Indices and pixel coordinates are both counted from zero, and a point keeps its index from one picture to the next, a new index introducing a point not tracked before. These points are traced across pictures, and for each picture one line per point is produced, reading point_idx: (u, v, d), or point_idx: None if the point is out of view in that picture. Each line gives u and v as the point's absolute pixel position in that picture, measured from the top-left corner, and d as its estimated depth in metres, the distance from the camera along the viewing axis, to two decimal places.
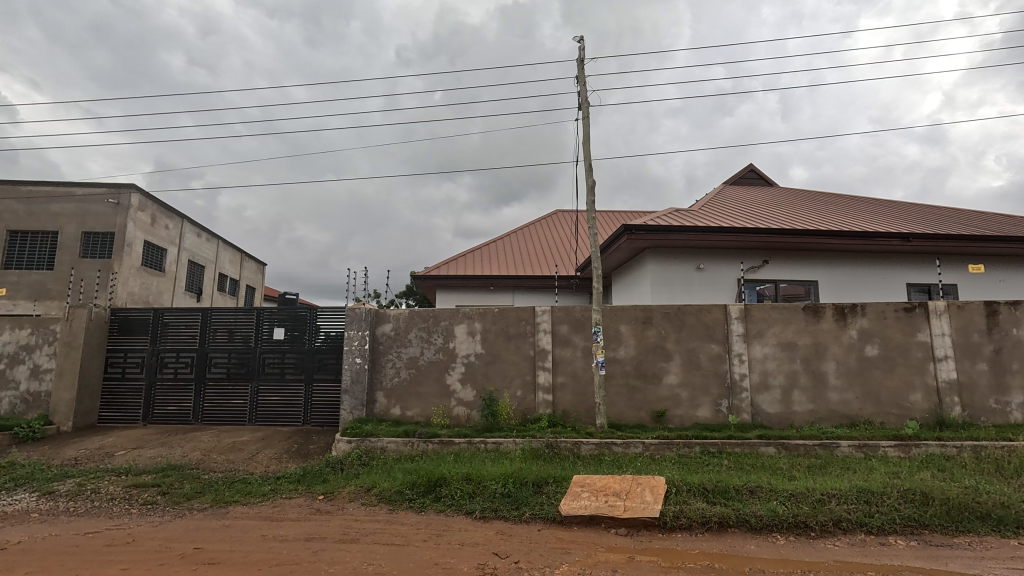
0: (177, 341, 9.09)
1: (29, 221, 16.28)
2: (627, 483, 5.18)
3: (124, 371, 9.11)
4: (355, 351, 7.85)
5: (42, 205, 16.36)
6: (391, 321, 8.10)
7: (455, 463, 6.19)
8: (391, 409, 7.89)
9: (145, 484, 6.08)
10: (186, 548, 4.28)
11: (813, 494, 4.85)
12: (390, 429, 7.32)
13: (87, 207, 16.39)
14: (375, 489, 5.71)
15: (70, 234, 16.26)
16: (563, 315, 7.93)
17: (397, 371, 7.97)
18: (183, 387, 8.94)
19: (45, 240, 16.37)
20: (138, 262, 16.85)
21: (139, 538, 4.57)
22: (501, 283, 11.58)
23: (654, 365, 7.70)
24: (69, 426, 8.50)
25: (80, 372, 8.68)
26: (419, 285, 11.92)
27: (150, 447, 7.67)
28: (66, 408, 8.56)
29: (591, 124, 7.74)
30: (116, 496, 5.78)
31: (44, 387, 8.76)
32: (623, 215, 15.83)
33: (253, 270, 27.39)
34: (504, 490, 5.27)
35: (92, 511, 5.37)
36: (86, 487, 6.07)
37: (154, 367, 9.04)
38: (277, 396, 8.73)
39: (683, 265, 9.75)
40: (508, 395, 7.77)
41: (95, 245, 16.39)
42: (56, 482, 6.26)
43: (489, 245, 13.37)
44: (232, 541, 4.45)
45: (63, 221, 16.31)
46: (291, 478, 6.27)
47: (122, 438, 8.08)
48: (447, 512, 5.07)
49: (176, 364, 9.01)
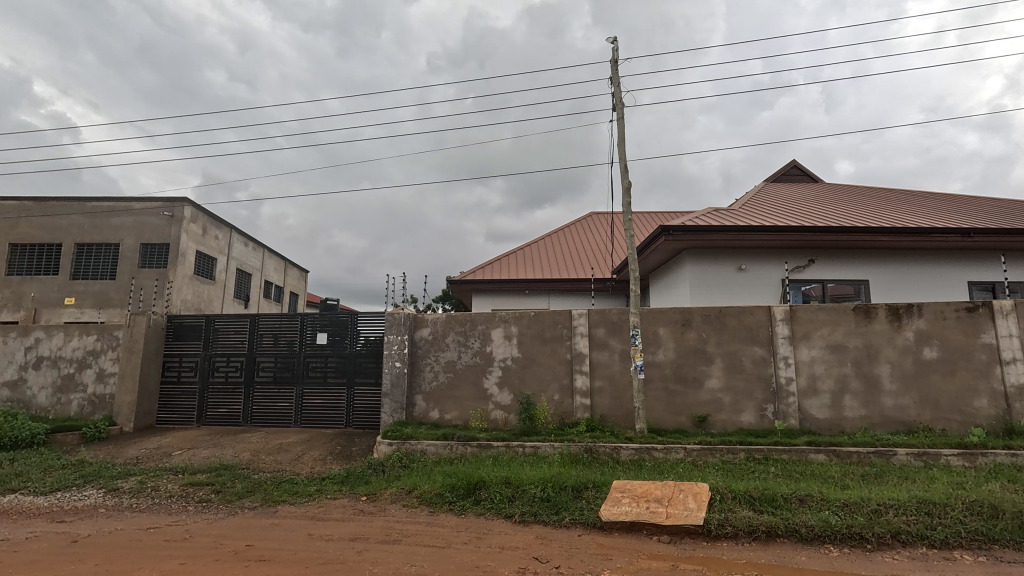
0: (227, 347, 9.52)
1: (93, 235, 17.38)
2: (669, 489, 5.07)
3: (179, 374, 9.60)
4: (394, 355, 8.02)
5: (105, 218, 17.44)
6: (428, 325, 8.23)
7: (494, 467, 6.21)
8: (430, 412, 8.00)
9: (200, 482, 6.39)
10: (239, 545, 4.46)
11: (868, 504, 4.62)
12: (430, 432, 7.42)
13: (144, 220, 17.39)
14: (415, 491, 5.80)
15: (129, 245, 17.28)
16: (600, 317, 7.85)
17: (435, 375, 8.08)
18: (233, 391, 9.34)
19: (106, 252, 17.42)
20: (190, 271, 17.73)
21: (194, 534, 4.79)
22: (536, 286, 11.57)
23: (695, 369, 7.52)
24: (130, 427, 9.01)
25: (140, 375, 9.19)
26: (455, 290, 12.07)
27: (204, 447, 8.04)
28: (128, 409, 9.08)
29: (625, 124, 7.66)
30: (174, 494, 6.10)
31: (109, 390, 9.33)
32: (659, 215, 15.57)
33: (296, 277, 28.35)
34: (543, 494, 5.26)
35: (153, 508, 5.68)
36: (146, 485, 6.42)
37: (207, 371, 9.49)
38: (320, 399, 9.00)
39: (723, 266, 9.51)
40: (545, 398, 7.75)
41: (151, 255, 17.33)
42: (120, 479, 6.66)
43: (523, 249, 13.37)
44: (282, 539, 4.60)
45: (123, 234, 17.34)
46: (334, 479, 6.44)
47: (178, 439, 8.49)
48: (487, 515, 5.10)
49: (227, 368, 9.43)
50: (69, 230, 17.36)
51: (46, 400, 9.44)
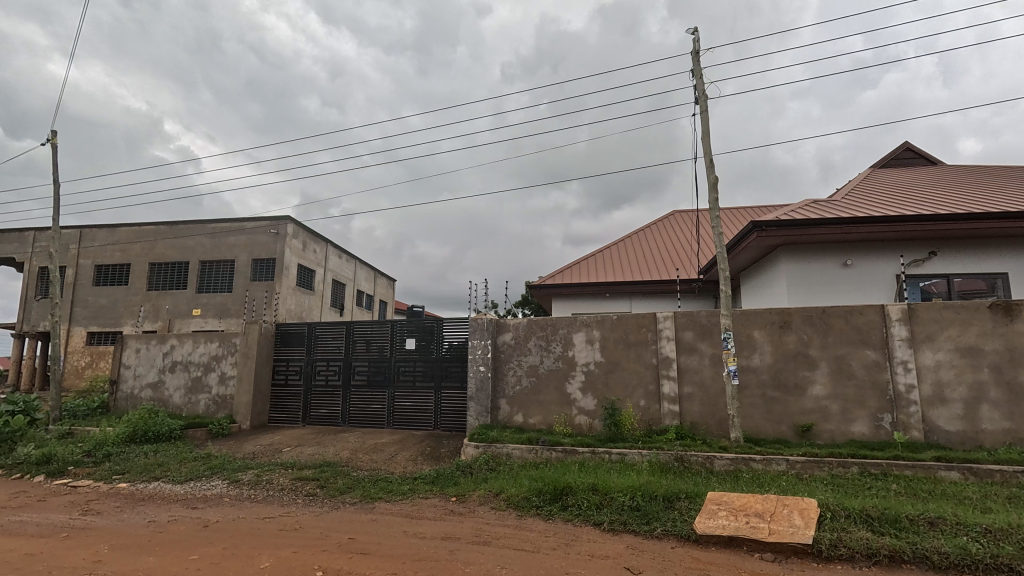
0: (326, 352, 10.27)
1: (213, 253, 19.54)
2: (771, 504, 4.72)
3: (287, 377, 10.49)
4: (479, 360, 8.22)
5: (223, 238, 19.56)
6: (510, 330, 8.35)
7: (580, 473, 6.14)
8: (514, 416, 8.08)
9: (307, 477, 6.93)
10: (342, 538, 4.77)
11: (1019, 532, 3.99)
12: (515, 436, 7.50)
13: (255, 238, 19.28)
14: (502, 494, 5.88)
15: (243, 261, 19.22)
16: (687, 320, 7.52)
17: (518, 379, 8.16)
18: (332, 393, 10.05)
19: (224, 268, 19.50)
20: (293, 282, 19.37)
21: (304, 526, 5.21)
22: (618, 289, 11.33)
23: (796, 374, 6.96)
24: (247, 425, 9.98)
25: (255, 378, 10.17)
26: (535, 294, 12.13)
27: (309, 445, 8.71)
28: (245, 409, 10.07)
29: (709, 117, 7.31)
30: (286, 487, 6.66)
31: (229, 391, 10.41)
32: (749, 210, 14.66)
33: (385, 286, 29.99)
34: (632, 503, 5.11)
35: (268, 499, 6.24)
36: (262, 478, 7.08)
37: (310, 375, 10.30)
38: (410, 401, 9.42)
39: (825, 262, 8.74)
40: (630, 404, 7.55)
41: (261, 269, 19.16)
42: (241, 472, 7.39)
43: (603, 251, 13.15)
44: (380, 534, 4.86)
45: (237, 251, 19.34)
46: (425, 479, 6.70)
47: (287, 436, 9.28)
48: (575, 522, 5.04)
49: (327, 372, 10.17)
50: (195, 250, 19.65)
51: (180, 399, 10.72)
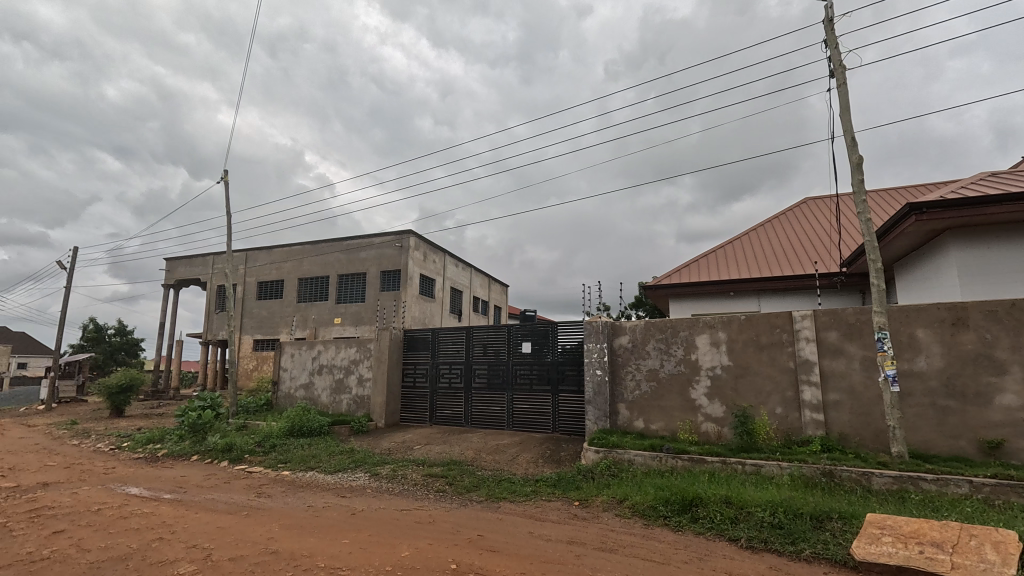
0: (448, 356, 10.87)
1: (348, 267, 21.70)
2: (952, 532, 4.01)
3: (415, 380, 11.28)
4: (595, 364, 8.12)
5: (356, 253, 21.64)
6: (627, 333, 8.13)
7: (711, 483, 5.77)
8: (635, 422, 7.85)
9: (437, 474, 7.37)
10: (472, 534, 4.99)
11: None
12: (636, 441, 7.28)
13: (382, 252, 21.07)
14: (626, 500, 5.74)
15: (373, 273, 21.10)
16: (830, 319, 6.73)
17: (638, 383, 7.91)
18: (455, 395, 10.59)
19: (358, 280, 21.55)
20: (416, 291, 20.82)
21: (437, 519, 5.54)
22: (743, 287, 10.51)
23: (977, 381, 5.88)
24: (383, 423, 10.90)
25: (387, 380, 11.08)
26: (651, 295, 11.69)
27: (437, 444, 9.26)
28: (380, 408, 11.01)
29: (849, 90, 6.49)
30: (419, 482, 7.15)
31: (367, 391, 11.46)
32: (903, 191, 12.74)
33: (499, 292, 30.99)
34: (773, 520, 4.69)
35: (404, 493, 6.75)
36: (398, 473, 7.67)
37: (435, 377, 10.96)
38: (528, 404, 9.60)
39: (1012, 246, 7.28)
40: (765, 412, 6.94)
41: (389, 281, 20.88)
42: (380, 466, 8.09)
43: (724, 246, 12.29)
44: (507, 533, 5.01)
45: (368, 264, 21.28)
46: (547, 481, 6.77)
47: (418, 435, 9.96)
48: (708, 536, 4.74)
49: (450, 375, 10.75)
50: (334, 265, 21.99)
51: (327, 398, 12.03)
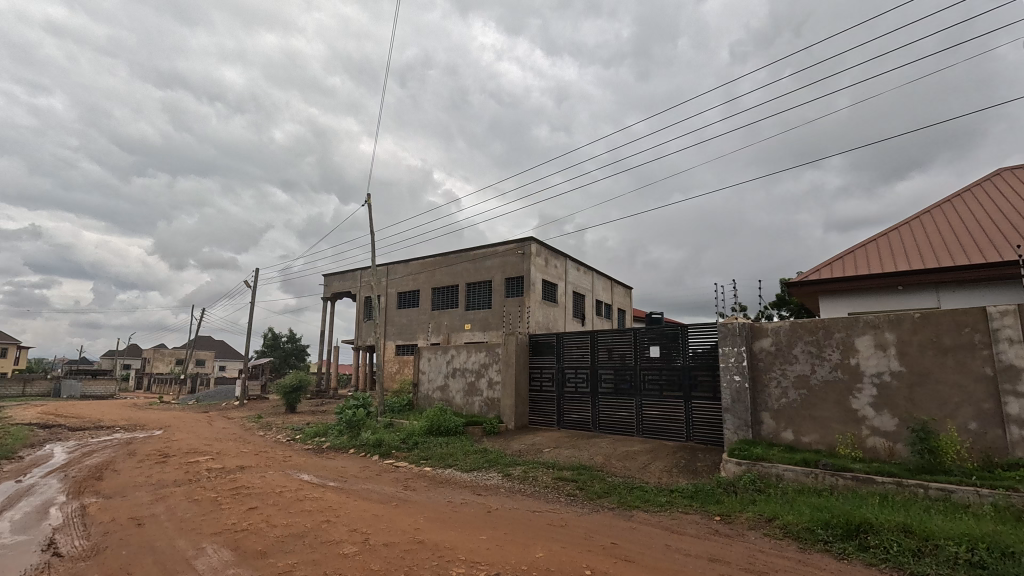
0: (574, 360, 10.88)
1: (475, 275, 22.83)
2: None
3: (541, 383, 11.48)
4: (732, 369, 7.52)
5: (482, 262, 22.70)
6: (769, 335, 7.43)
7: (882, 507, 5.00)
8: (782, 433, 7.11)
9: (567, 478, 7.40)
10: (605, 541, 4.92)
11: None
12: (785, 455, 6.58)
13: (506, 259, 21.84)
14: (777, 520, 5.21)
15: (498, 281, 21.95)
16: None
17: (784, 391, 7.16)
18: (582, 399, 10.55)
19: (485, 287, 22.57)
20: (539, 297, 21.21)
21: (569, 523, 5.56)
22: (915, 279, 8.98)
23: None
24: (512, 425, 11.25)
25: (515, 383, 11.42)
26: (796, 293, 10.52)
27: (566, 448, 9.30)
28: (510, 411, 11.37)
29: None
30: (550, 485, 7.25)
31: (497, 394, 11.92)
32: None
33: (622, 294, 30.28)
34: (970, 558, 3.91)
35: (536, 494, 6.89)
36: (529, 474, 7.85)
37: (561, 381, 11.04)
38: (659, 411, 9.21)
39: None
40: (952, 427, 5.84)
41: (513, 287, 21.55)
42: (512, 467, 8.35)
43: (887, 233, 10.61)
44: (641, 544, 4.85)
45: (493, 272, 22.19)
46: (683, 492, 6.42)
47: (547, 438, 10.11)
48: (881, 568, 4.11)
49: (576, 379, 10.75)
50: (462, 274, 23.30)
51: (461, 400, 12.75)
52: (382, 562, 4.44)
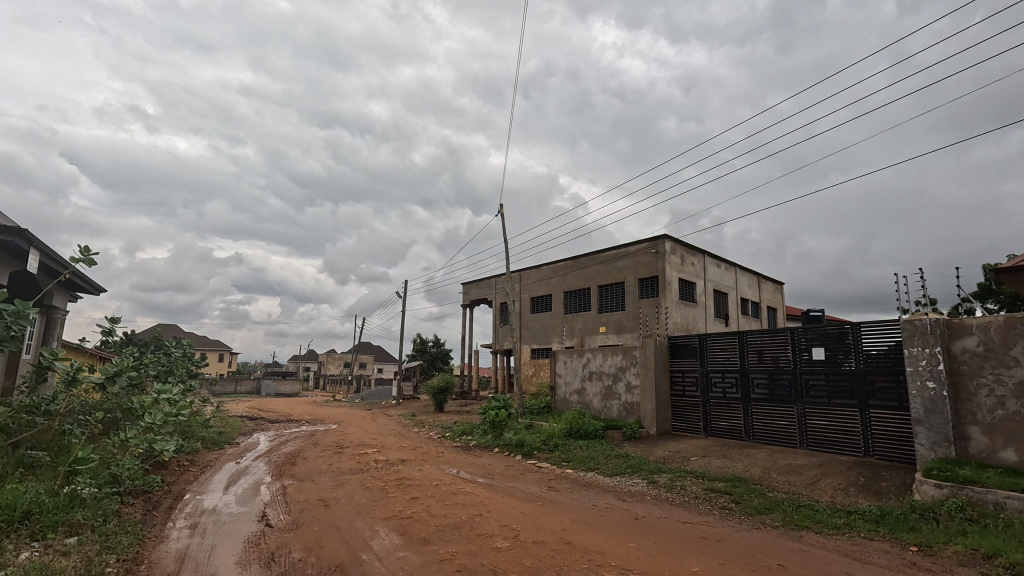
0: (720, 363, 10.15)
1: (607, 277, 22.49)
2: None
3: (684, 388, 10.88)
4: (924, 373, 6.38)
5: (613, 263, 22.30)
6: (974, 333, 6.16)
7: None
8: (1000, 452, 5.82)
9: (720, 490, 6.89)
10: (771, 562, 4.48)
11: None
12: (1006, 479, 5.37)
13: (639, 260, 21.18)
14: (999, 557, 4.27)
15: (631, 282, 21.36)
16: None
17: (1000, 401, 5.87)
18: (732, 406, 9.77)
19: (617, 289, 22.12)
20: (677, 297, 20.20)
21: (727, 539, 5.17)
22: None
23: None
24: (654, 431, 10.82)
25: (656, 388, 10.98)
26: None
27: (716, 457, 8.67)
28: (651, 416, 10.96)
29: None
30: (700, 495, 6.82)
31: (636, 398, 11.58)
32: None
33: (772, 291, 27.46)
34: None
35: (686, 504, 6.53)
36: (677, 483, 7.47)
37: (706, 386, 10.35)
38: (826, 420, 8.16)
39: None
40: None
41: (648, 288, 20.82)
42: (657, 474, 8.02)
43: None
44: (816, 569, 4.32)
45: (626, 273, 21.66)
46: (865, 516, 5.58)
47: (693, 446, 9.53)
48: None
49: (723, 384, 10.00)
50: (593, 277, 23.13)
51: (599, 404, 12.62)
52: (534, 559, 4.58)
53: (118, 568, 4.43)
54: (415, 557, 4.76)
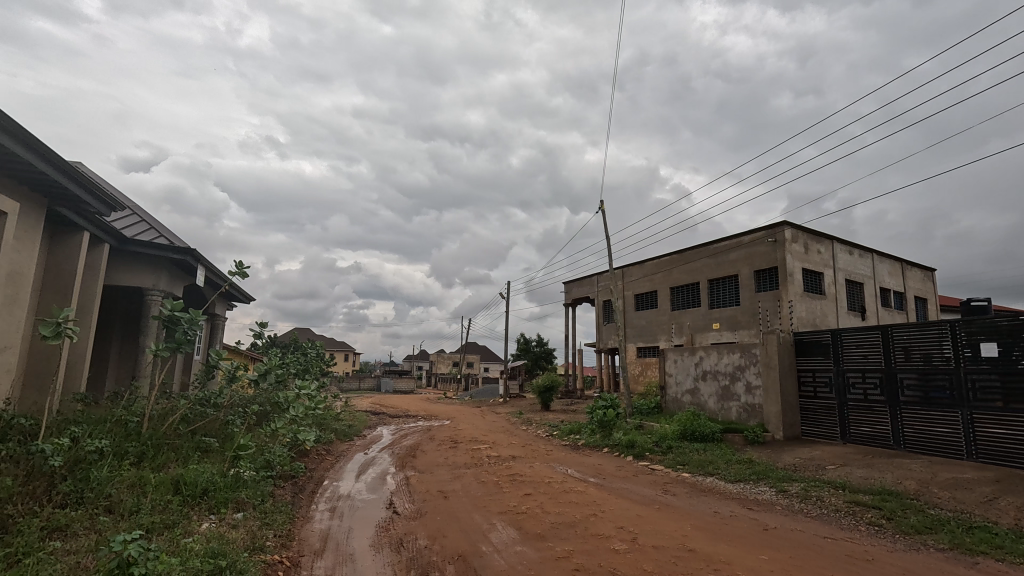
0: (860, 362, 9.06)
1: (718, 270, 21.12)
2: None
3: (816, 389, 9.86)
4: None
5: (724, 255, 20.88)
6: None
7: None
8: None
9: (866, 504, 6.13)
10: None
11: None
12: None
13: (754, 250, 19.61)
14: None
15: (746, 275, 19.84)
16: None
17: None
18: (876, 410, 8.65)
19: (731, 283, 20.66)
20: (801, 289, 18.40)
21: (879, 559, 4.58)
22: None
23: None
24: (781, 436, 9.94)
25: (781, 389, 10.08)
26: None
27: (858, 467, 7.73)
28: (776, 419, 10.08)
29: None
30: (841, 509, 6.13)
31: (758, 400, 10.73)
32: None
33: (920, 278, 23.90)
34: None
35: (825, 518, 5.90)
36: (811, 494, 6.79)
37: (843, 387, 9.29)
38: (1003, 428, 6.91)
39: None
40: None
41: (766, 280, 19.21)
42: (787, 483, 7.35)
43: None
44: None
45: (739, 266, 20.16)
46: None
47: (829, 453, 8.60)
48: None
49: (864, 385, 8.91)
50: (702, 271, 21.84)
51: (715, 405, 11.88)
52: (654, 564, 4.42)
53: (275, 542, 5.05)
54: (532, 552, 4.83)
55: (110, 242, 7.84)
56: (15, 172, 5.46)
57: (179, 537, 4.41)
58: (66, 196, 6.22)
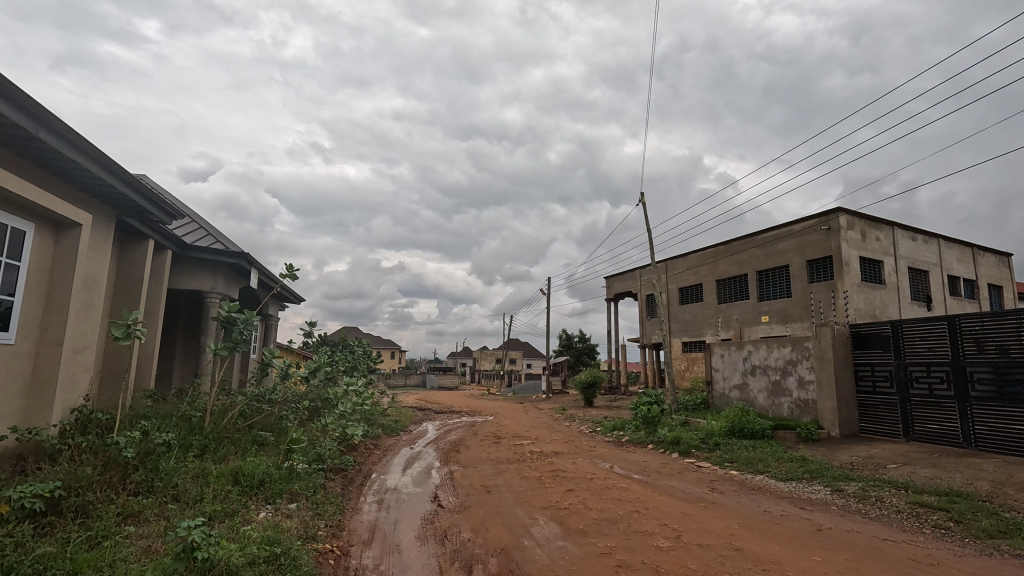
0: (924, 355, 8.54)
1: (766, 261, 20.32)
2: None
3: (874, 384, 9.35)
4: None
5: (773, 246, 20.07)
6: None
7: None
8: None
9: (931, 505, 5.77)
10: None
11: None
12: None
13: (805, 240, 18.75)
14: None
15: (797, 265, 19.00)
16: None
17: None
18: (942, 406, 8.13)
19: (782, 274, 19.78)
20: (858, 279, 17.47)
21: (944, 564, 4.31)
22: None
23: None
24: (837, 433, 9.47)
25: (836, 383, 9.61)
26: None
27: (922, 466, 7.29)
28: (831, 415, 9.62)
29: None
30: (903, 510, 5.79)
31: (811, 396, 10.27)
32: None
33: (993, 265, 22.17)
34: None
35: (885, 519, 5.59)
36: (870, 494, 6.45)
37: (905, 382, 8.76)
38: None
39: None
40: None
41: (819, 270, 18.34)
42: (844, 482, 7.01)
43: None
44: None
45: (790, 256, 19.32)
46: None
47: (890, 452, 8.13)
48: None
49: (929, 379, 8.38)
50: (750, 262, 21.07)
51: (765, 401, 11.45)
52: (699, 562, 4.33)
53: (327, 532, 5.28)
54: (574, 547, 4.83)
55: (172, 248, 8.33)
56: (89, 188, 5.93)
57: (239, 524, 4.68)
58: (133, 208, 6.68)
